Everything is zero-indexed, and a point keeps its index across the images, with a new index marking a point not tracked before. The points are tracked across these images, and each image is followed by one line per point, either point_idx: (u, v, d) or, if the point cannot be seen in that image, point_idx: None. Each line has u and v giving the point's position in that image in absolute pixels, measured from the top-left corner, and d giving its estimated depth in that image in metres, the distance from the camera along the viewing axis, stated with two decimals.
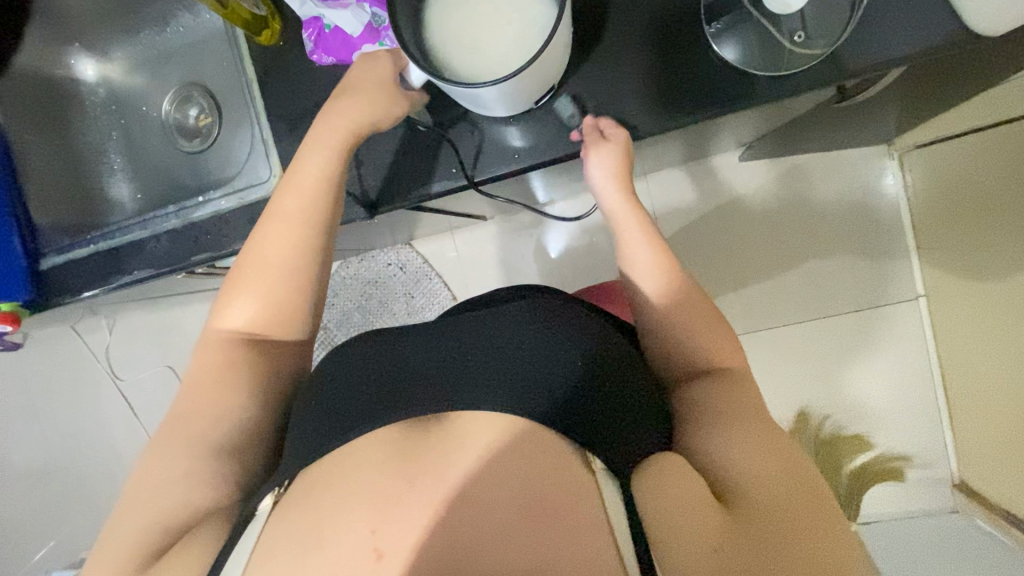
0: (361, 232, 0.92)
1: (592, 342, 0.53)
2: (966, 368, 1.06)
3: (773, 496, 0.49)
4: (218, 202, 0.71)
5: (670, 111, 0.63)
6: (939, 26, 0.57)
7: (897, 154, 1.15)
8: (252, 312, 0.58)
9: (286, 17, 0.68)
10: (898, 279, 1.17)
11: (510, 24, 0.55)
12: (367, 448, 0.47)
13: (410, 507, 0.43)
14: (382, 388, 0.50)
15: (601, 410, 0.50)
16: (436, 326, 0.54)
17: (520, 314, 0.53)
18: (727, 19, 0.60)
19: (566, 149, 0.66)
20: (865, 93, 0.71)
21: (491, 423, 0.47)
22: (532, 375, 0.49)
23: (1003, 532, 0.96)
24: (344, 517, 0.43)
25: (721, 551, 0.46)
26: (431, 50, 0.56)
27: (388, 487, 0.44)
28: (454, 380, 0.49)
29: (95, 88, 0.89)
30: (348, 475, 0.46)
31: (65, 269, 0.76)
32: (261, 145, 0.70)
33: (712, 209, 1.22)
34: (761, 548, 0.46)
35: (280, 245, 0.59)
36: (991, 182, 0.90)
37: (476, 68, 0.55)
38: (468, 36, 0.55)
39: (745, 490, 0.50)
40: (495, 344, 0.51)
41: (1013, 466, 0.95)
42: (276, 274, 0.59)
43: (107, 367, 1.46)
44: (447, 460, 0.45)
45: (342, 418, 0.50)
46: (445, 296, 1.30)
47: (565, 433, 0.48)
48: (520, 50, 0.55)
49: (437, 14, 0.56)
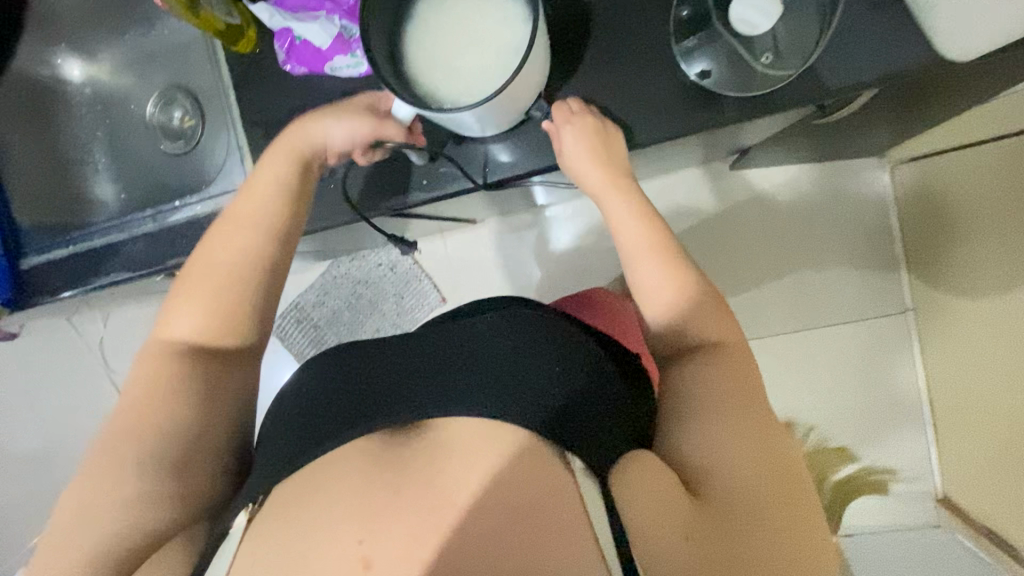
0: (347, 235, 0.93)
1: (574, 348, 0.52)
2: (952, 386, 1.04)
3: (750, 488, 0.49)
4: (194, 208, 0.73)
5: (672, 119, 0.62)
6: (910, 47, 0.57)
7: (888, 167, 1.15)
8: (197, 322, 0.56)
9: (262, 26, 0.68)
10: (886, 292, 1.17)
11: (484, 42, 0.55)
12: (347, 456, 0.46)
13: (399, 516, 0.42)
14: (357, 398, 0.49)
15: (585, 416, 0.48)
16: (415, 339, 0.54)
17: (498, 323, 0.53)
18: (698, 35, 0.60)
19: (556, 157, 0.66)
20: (843, 110, 0.70)
21: (470, 435, 0.45)
22: (510, 379, 0.48)
23: (985, 550, 0.95)
24: (331, 528, 0.42)
25: (693, 539, 0.46)
26: (406, 71, 0.57)
27: (375, 498, 0.43)
28: (429, 388, 0.48)
29: (81, 88, 0.89)
30: (331, 484, 0.45)
31: (45, 269, 0.77)
32: (236, 151, 0.73)
33: (701, 218, 1.21)
34: (733, 536, 0.47)
35: (229, 253, 0.58)
36: (985, 198, 0.87)
37: (455, 89, 0.55)
38: (443, 55, 0.56)
39: (725, 483, 0.49)
40: (472, 353, 0.50)
41: (998, 487, 0.93)
42: (226, 283, 0.57)
43: (101, 360, 1.44)
44: (429, 471, 0.44)
45: (316, 427, 0.49)
46: (434, 297, 1.30)
47: (549, 437, 0.45)
48: (497, 68, 0.55)
49: (410, 35, 0.57)
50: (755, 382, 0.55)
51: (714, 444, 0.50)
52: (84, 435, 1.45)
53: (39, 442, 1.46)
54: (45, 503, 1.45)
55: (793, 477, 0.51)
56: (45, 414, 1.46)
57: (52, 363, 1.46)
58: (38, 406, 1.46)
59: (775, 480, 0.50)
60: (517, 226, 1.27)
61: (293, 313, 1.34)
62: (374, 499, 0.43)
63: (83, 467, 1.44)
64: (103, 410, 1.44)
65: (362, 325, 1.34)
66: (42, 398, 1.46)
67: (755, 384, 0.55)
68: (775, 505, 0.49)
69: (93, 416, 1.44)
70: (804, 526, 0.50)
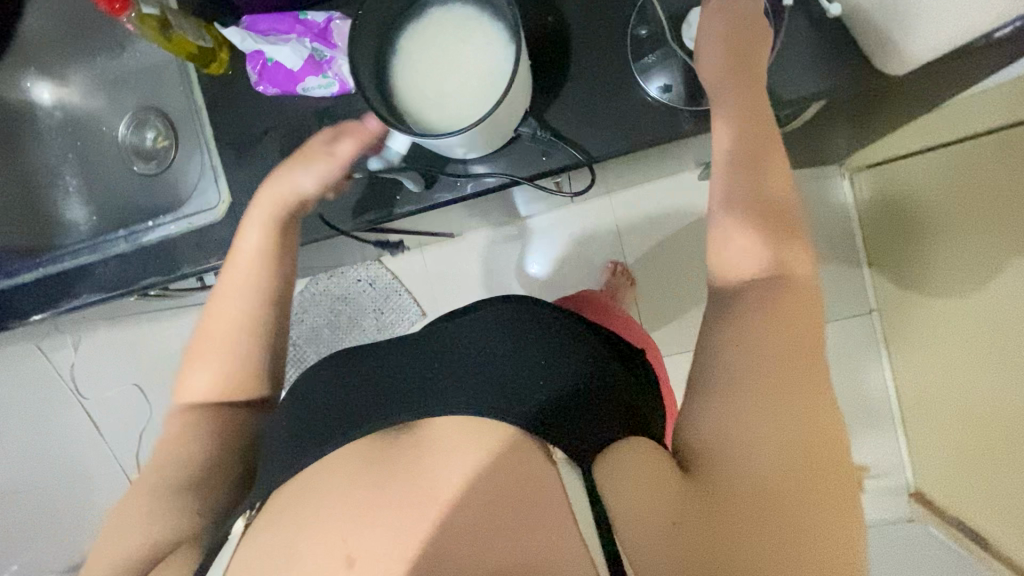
0: (324, 252, 0.93)
1: (570, 347, 0.52)
2: (918, 383, 1.08)
3: (756, 465, 0.40)
4: (167, 227, 0.71)
5: (655, 127, 0.64)
6: (853, 61, 0.60)
7: (848, 174, 1.20)
8: (202, 382, 0.57)
9: (234, 48, 0.69)
10: (851, 293, 1.21)
11: (470, 68, 0.57)
12: (335, 462, 0.46)
13: (384, 511, 0.41)
14: (350, 404, 0.50)
15: (589, 416, 0.47)
16: (410, 341, 0.55)
17: (492, 324, 0.53)
18: (657, 53, 0.63)
19: (542, 165, 0.67)
20: (797, 120, 0.73)
21: (454, 436, 0.45)
22: (503, 378, 0.48)
23: (955, 540, 0.98)
24: (318, 525, 0.42)
25: (682, 525, 0.40)
26: (396, 101, 0.58)
27: (361, 496, 0.42)
28: (422, 390, 0.49)
29: (51, 111, 0.89)
30: (320, 489, 0.44)
31: (14, 291, 0.76)
32: (209, 170, 0.70)
33: (680, 226, 1.22)
34: (732, 522, 0.39)
35: (225, 316, 0.58)
36: (931, 200, 0.93)
37: (446, 116, 0.57)
38: (432, 84, 0.58)
39: (722, 460, 0.41)
40: (465, 353, 0.51)
41: (964, 477, 0.97)
42: (228, 346, 0.57)
43: (72, 387, 1.40)
44: (413, 468, 0.43)
45: (309, 436, 0.49)
46: (414, 312, 1.31)
47: (541, 436, 0.45)
48: (486, 92, 0.57)
49: (397, 67, 0.59)
50: (792, 339, 0.44)
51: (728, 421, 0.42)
52: (56, 465, 1.41)
53: (8, 475, 1.42)
54: (17, 535, 1.42)
55: (823, 446, 0.41)
56: (15, 444, 1.42)
57: (19, 393, 1.41)
58: (6, 436, 1.42)
59: (787, 447, 0.41)
60: (496, 239, 1.28)
61: None
62: (358, 493, 0.42)
63: (57, 497, 1.41)
64: (76, 438, 1.41)
65: (342, 342, 1.33)
66: (10, 428, 1.42)
67: (798, 342, 0.43)
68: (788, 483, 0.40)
69: (64, 445, 1.41)
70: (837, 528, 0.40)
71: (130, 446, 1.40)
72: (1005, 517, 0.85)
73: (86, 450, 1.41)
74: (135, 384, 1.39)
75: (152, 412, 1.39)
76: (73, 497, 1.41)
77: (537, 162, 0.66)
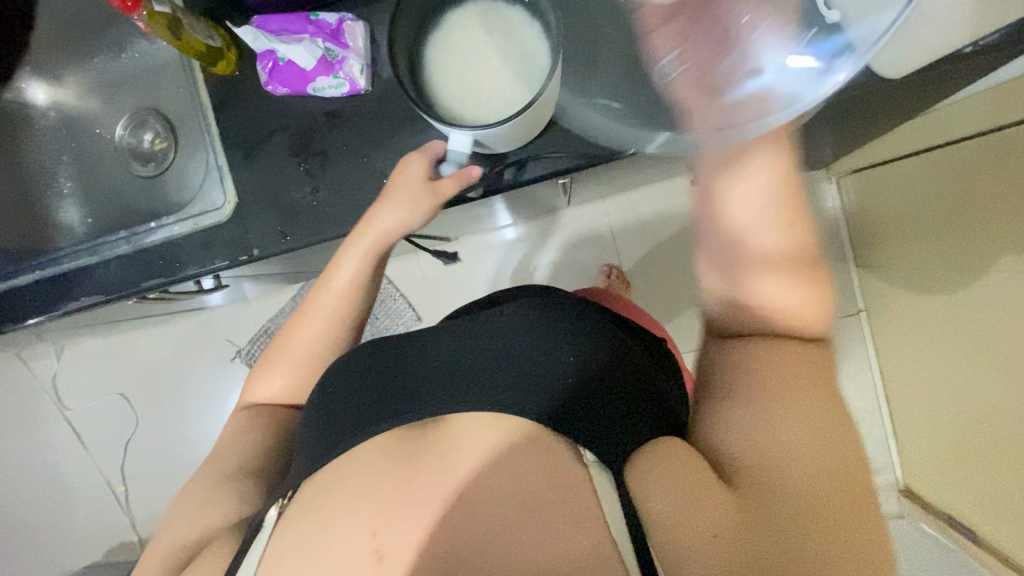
0: (323, 254, 0.92)
1: (597, 336, 0.51)
2: (906, 380, 1.11)
3: (792, 467, 0.40)
4: (171, 227, 0.70)
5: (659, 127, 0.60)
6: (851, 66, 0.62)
7: (835, 179, 1.23)
8: (275, 388, 0.67)
9: (242, 48, 0.69)
10: (842, 294, 1.24)
11: (509, 56, 0.58)
12: (361, 458, 0.48)
13: (414, 504, 0.45)
14: (371, 397, 0.50)
15: (614, 405, 0.48)
16: (433, 331, 0.54)
17: (516, 313, 0.52)
18: None
19: (598, 147, 0.64)
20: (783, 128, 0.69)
21: (479, 429, 0.46)
22: (527, 371, 0.48)
23: (947, 534, 1.00)
24: (350, 518, 0.45)
25: (723, 537, 0.40)
26: (445, 102, 0.59)
27: (390, 491, 0.45)
28: (443, 383, 0.49)
29: (47, 112, 0.87)
30: (348, 482, 0.47)
31: (9, 295, 0.74)
32: (215, 171, 0.70)
33: (675, 230, 1.24)
34: (773, 533, 0.39)
35: (305, 336, 0.67)
36: (918, 203, 0.95)
37: (498, 108, 0.58)
38: (477, 81, 0.59)
39: (761, 464, 0.41)
40: (487, 344, 0.50)
41: (954, 472, 0.99)
42: (304, 361, 0.67)
43: (56, 397, 1.36)
44: (440, 462, 0.46)
45: (334, 430, 0.50)
46: (410, 316, 1.30)
47: (563, 430, 0.45)
48: (529, 74, 0.57)
49: (438, 71, 0.60)
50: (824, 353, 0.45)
51: (765, 419, 0.42)
52: (40, 479, 1.37)
53: None
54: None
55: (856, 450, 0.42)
56: None
57: None
58: None
59: (825, 449, 0.41)
60: (492, 244, 1.29)
61: (263, 338, 1.29)
62: (390, 490, 0.45)
63: (40, 510, 1.37)
64: (60, 450, 1.37)
65: None
66: None
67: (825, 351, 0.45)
68: (822, 493, 0.40)
69: (48, 457, 1.37)
70: (869, 538, 0.40)
71: (115, 457, 1.36)
72: (999, 512, 0.87)
73: (70, 463, 1.37)
74: (121, 394, 1.36)
75: (140, 421, 1.35)
76: (55, 510, 1.37)
77: (589, 143, 0.64)
